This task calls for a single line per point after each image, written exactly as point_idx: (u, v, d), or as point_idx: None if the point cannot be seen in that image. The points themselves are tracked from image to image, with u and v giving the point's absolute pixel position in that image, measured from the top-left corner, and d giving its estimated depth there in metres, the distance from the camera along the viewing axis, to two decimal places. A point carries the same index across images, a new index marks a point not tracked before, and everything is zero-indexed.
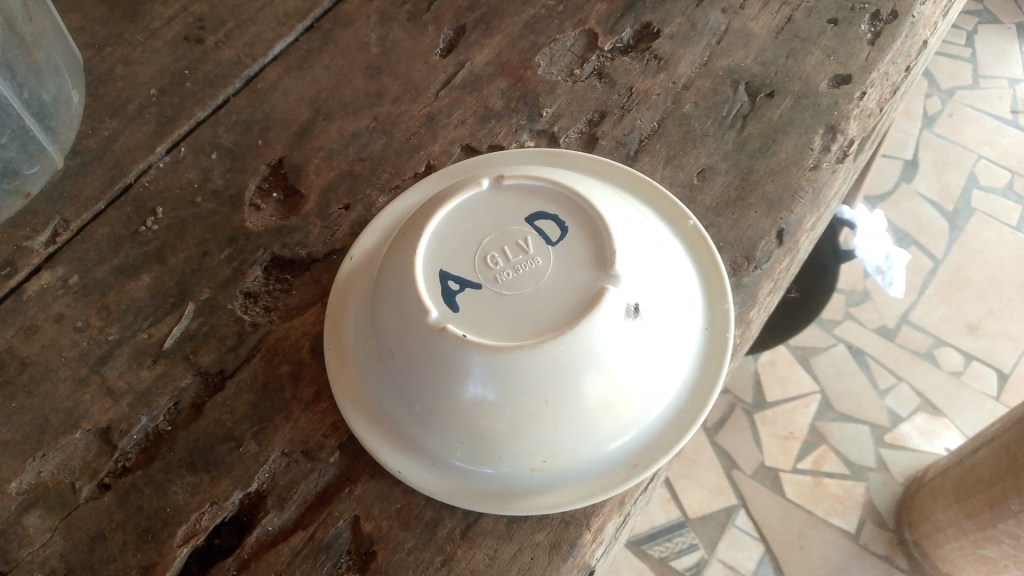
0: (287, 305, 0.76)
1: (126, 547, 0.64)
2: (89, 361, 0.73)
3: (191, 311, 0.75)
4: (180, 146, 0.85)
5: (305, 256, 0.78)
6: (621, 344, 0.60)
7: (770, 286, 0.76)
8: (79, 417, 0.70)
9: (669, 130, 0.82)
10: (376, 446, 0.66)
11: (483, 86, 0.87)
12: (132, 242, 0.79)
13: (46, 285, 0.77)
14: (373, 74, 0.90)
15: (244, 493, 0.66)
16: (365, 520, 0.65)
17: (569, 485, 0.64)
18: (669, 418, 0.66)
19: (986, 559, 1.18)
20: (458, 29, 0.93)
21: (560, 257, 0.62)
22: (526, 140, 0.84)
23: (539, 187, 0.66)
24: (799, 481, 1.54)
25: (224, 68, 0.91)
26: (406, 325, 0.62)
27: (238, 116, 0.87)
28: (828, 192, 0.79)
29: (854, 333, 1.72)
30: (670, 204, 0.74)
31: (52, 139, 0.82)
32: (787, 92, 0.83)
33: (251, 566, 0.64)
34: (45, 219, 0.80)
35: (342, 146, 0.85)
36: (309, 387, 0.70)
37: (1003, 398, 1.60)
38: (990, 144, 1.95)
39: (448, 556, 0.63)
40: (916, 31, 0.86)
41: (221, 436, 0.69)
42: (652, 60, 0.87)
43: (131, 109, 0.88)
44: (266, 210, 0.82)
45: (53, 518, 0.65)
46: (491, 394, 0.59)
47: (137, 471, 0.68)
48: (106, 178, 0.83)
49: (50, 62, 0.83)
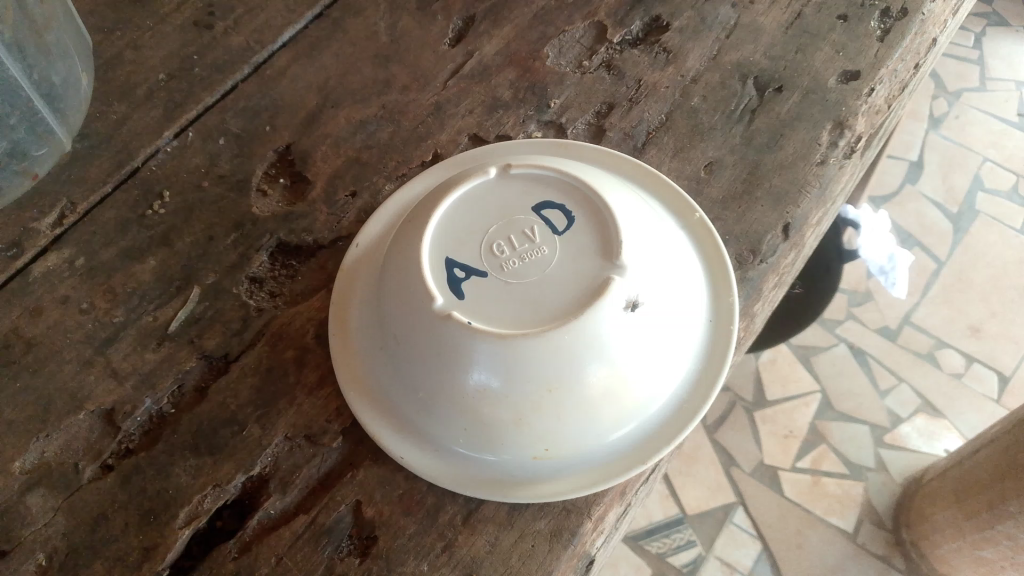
0: (292, 291, 0.76)
1: (128, 528, 0.65)
2: (94, 343, 0.73)
3: (196, 295, 0.75)
4: (188, 131, 0.85)
5: (311, 242, 0.78)
6: (626, 334, 0.60)
7: (775, 281, 0.76)
8: (84, 398, 0.70)
9: (676, 123, 0.82)
10: (379, 432, 0.66)
11: (491, 76, 0.87)
12: (139, 226, 0.79)
13: (52, 267, 0.77)
14: (381, 63, 0.90)
15: (247, 476, 0.67)
16: (367, 504, 0.65)
17: (570, 474, 0.64)
18: (671, 409, 0.67)
19: (983, 561, 1.18)
20: (467, 19, 0.93)
21: (567, 246, 0.62)
22: (533, 130, 0.84)
23: (546, 177, 0.66)
24: (798, 480, 1.54)
25: (233, 54, 0.91)
26: (411, 311, 0.63)
27: (246, 102, 0.87)
28: (835, 189, 0.79)
29: (856, 333, 1.72)
30: (676, 197, 0.74)
31: (61, 121, 0.82)
32: (795, 87, 0.83)
33: (252, 549, 0.64)
34: (52, 202, 0.80)
35: (350, 134, 0.85)
36: (313, 372, 0.71)
37: (1004, 401, 1.60)
38: (996, 146, 1.94)
39: (448, 542, 0.63)
40: (925, 29, 0.86)
41: (225, 419, 0.69)
42: (661, 53, 0.87)
43: (140, 93, 0.88)
44: (272, 196, 0.82)
45: (56, 498, 0.66)
46: (495, 381, 0.59)
47: (140, 453, 0.68)
48: (113, 162, 0.83)
49: (60, 45, 0.83)
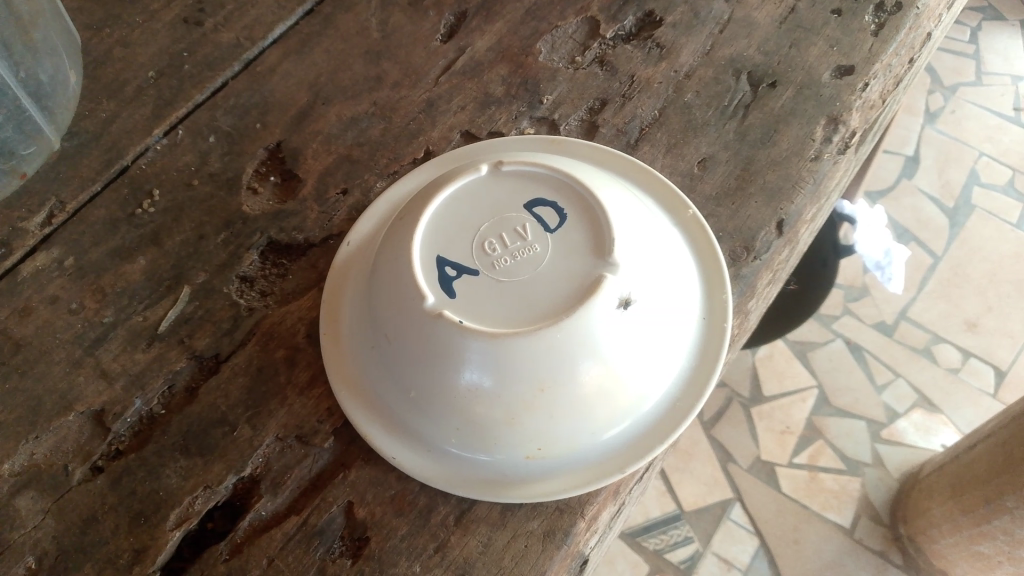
0: (283, 290, 0.75)
1: (118, 531, 0.64)
2: (83, 343, 0.72)
3: (186, 295, 0.74)
4: (177, 129, 0.84)
5: (302, 241, 0.78)
6: (619, 332, 0.60)
7: (769, 277, 0.76)
8: (73, 399, 0.70)
9: (670, 119, 0.82)
10: (370, 432, 0.66)
11: (483, 72, 0.87)
12: (128, 225, 0.79)
13: (41, 266, 0.76)
14: (373, 59, 0.89)
15: (238, 477, 0.66)
16: (359, 505, 0.64)
17: (563, 473, 0.64)
18: (665, 407, 0.66)
19: (979, 555, 1.18)
20: (459, 14, 0.92)
21: (559, 244, 0.62)
22: (526, 127, 0.83)
23: (538, 174, 0.66)
24: (795, 476, 1.54)
25: (223, 51, 0.90)
26: (402, 310, 0.62)
27: (236, 99, 0.86)
28: (829, 184, 0.79)
29: (852, 328, 1.71)
30: (670, 193, 0.74)
31: (49, 119, 0.82)
32: (789, 82, 0.83)
33: (243, 551, 0.63)
34: (41, 201, 0.80)
35: (341, 131, 0.84)
36: (304, 371, 0.70)
37: (1000, 396, 1.60)
38: (992, 141, 1.94)
39: (441, 543, 0.63)
40: (920, 23, 0.86)
41: (215, 420, 0.68)
42: (654, 48, 0.86)
43: (129, 91, 0.87)
44: (263, 194, 0.81)
45: (46, 500, 0.65)
46: (486, 381, 0.59)
47: (130, 454, 0.67)
48: (102, 160, 0.82)
49: (48, 42, 0.82)
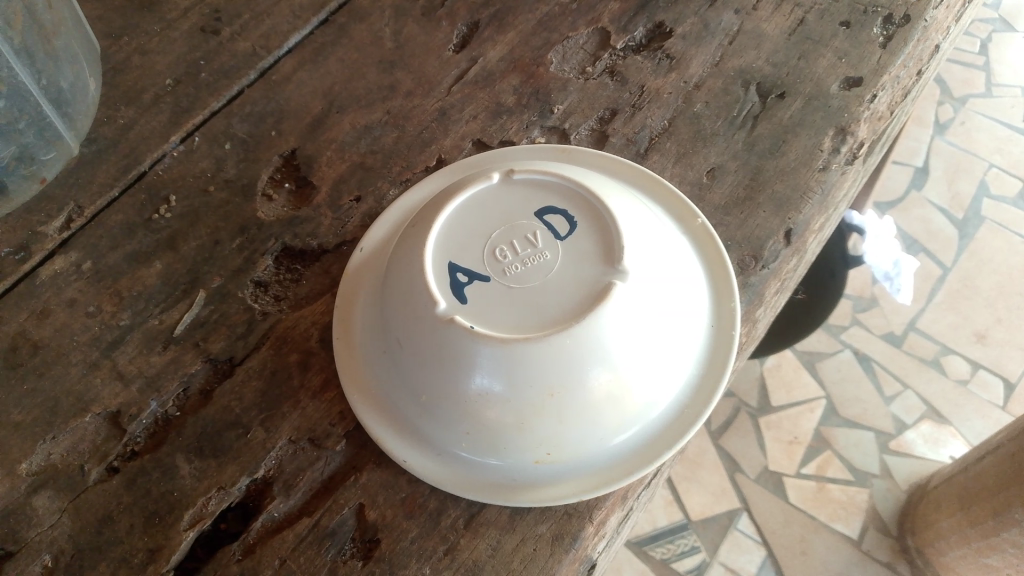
0: (297, 295, 0.76)
1: (132, 531, 0.65)
2: (100, 346, 0.74)
3: (201, 299, 0.76)
4: (194, 136, 0.86)
5: (315, 247, 0.79)
6: (626, 337, 0.60)
7: (777, 286, 0.76)
8: (90, 401, 0.71)
9: (679, 129, 0.83)
10: (381, 435, 0.67)
11: (495, 82, 0.88)
12: (145, 229, 0.80)
13: (59, 270, 0.78)
14: (386, 69, 0.90)
15: (251, 479, 0.67)
16: (370, 508, 0.65)
17: (572, 479, 0.64)
18: (673, 413, 0.67)
19: (987, 568, 1.18)
20: (471, 24, 0.93)
21: (569, 252, 0.63)
22: (537, 136, 0.84)
23: (548, 182, 0.67)
24: (802, 486, 1.54)
25: (239, 59, 0.92)
26: (415, 314, 0.63)
27: (252, 107, 0.88)
28: (837, 194, 0.79)
29: (861, 339, 1.71)
30: (679, 202, 0.75)
31: (68, 126, 0.84)
32: (798, 93, 0.84)
33: (255, 552, 0.64)
34: (60, 205, 0.81)
35: (355, 139, 0.86)
36: (317, 375, 0.71)
37: (1009, 408, 1.60)
38: (1001, 152, 1.94)
39: (450, 546, 0.63)
40: (928, 35, 0.86)
41: (230, 422, 0.69)
42: (664, 59, 0.88)
43: (147, 98, 0.89)
44: (277, 200, 0.83)
45: (62, 500, 0.66)
46: (496, 386, 0.60)
47: (145, 456, 0.68)
48: (120, 166, 0.84)
49: (69, 50, 0.84)
